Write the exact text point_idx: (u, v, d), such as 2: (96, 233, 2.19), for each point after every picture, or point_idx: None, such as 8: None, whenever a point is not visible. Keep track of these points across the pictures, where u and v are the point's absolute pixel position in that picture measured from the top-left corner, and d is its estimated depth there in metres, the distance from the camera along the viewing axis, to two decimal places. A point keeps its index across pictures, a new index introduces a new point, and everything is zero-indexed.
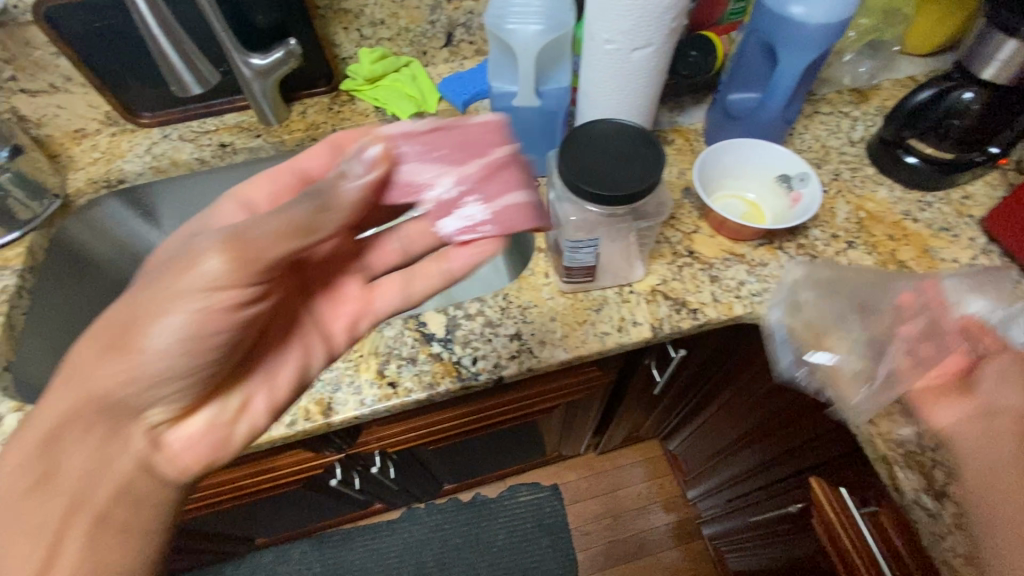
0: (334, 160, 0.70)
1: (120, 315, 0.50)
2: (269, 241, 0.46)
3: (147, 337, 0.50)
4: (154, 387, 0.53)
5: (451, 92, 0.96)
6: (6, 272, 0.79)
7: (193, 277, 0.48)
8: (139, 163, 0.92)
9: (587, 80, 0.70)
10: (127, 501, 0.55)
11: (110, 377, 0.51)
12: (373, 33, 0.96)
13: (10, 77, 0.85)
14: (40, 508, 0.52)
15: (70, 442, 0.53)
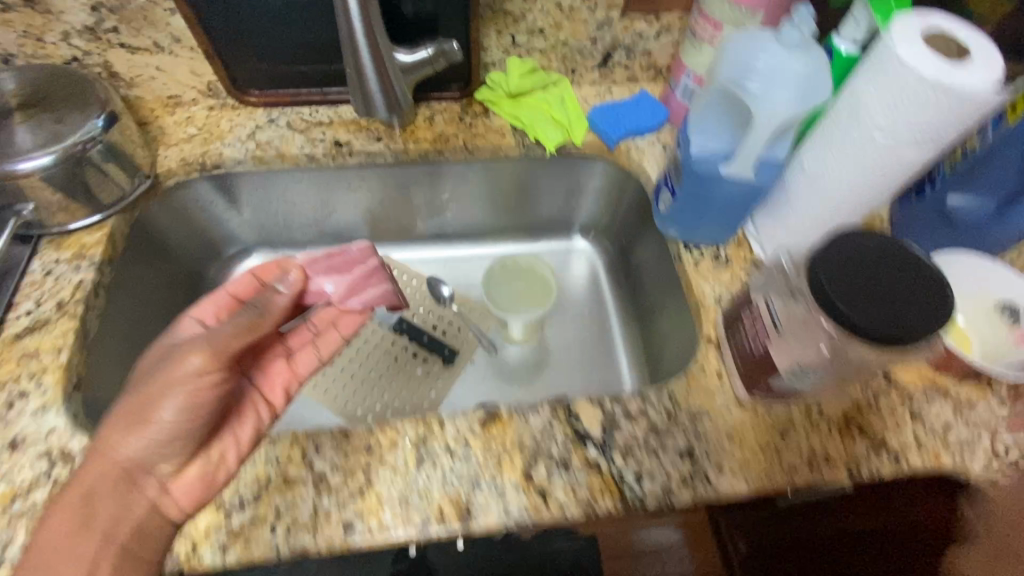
0: (257, 284, 0.64)
1: (126, 411, 0.48)
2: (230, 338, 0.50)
3: (150, 415, 0.47)
4: (161, 448, 0.50)
5: (604, 125, 0.84)
6: (83, 263, 0.68)
7: (179, 370, 0.47)
8: (240, 149, 0.80)
9: (813, 161, 0.59)
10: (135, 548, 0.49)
11: (139, 449, 0.49)
12: (527, 42, 0.83)
13: (112, 30, 0.73)
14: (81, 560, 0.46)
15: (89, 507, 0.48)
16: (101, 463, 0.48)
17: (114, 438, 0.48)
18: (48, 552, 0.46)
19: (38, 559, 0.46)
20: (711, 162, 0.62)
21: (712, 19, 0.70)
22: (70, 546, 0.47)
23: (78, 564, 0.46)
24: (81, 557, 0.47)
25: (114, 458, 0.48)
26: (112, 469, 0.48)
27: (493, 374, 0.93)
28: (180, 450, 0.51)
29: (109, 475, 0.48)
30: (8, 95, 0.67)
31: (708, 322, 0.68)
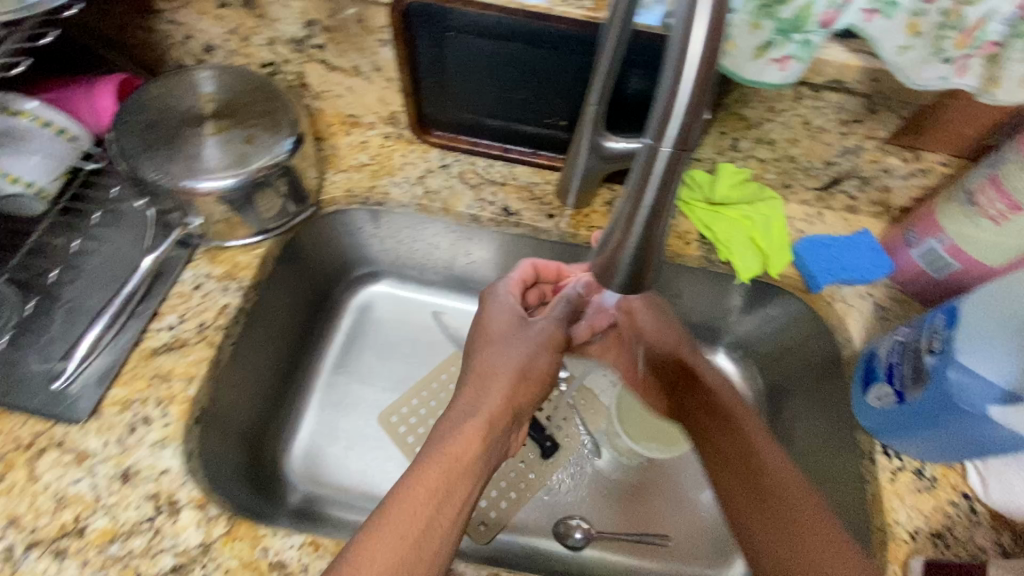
0: (531, 273, 0.69)
1: (513, 358, 0.61)
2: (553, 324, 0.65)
3: (528, 364, 0.61)
4: (520, 387, 0.59)
5: (815, 266, 0.70)
6: (232, 285, 0.65)
7: (537, 330, 0.64)
8: (407, 191, 0.74)
9: None
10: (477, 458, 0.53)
11: (507, 374, 0.59)
12: (749, 149, 0.70)
13: (319, 46, 0.68)
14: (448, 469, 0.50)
15: (450, 422, 0.55)
16: (501, 400, 0.57)
17: (500, 381, 0.59)
18: (459, 452, 0.51)
19: (438, 440, 0.53)
20: (976, 392, 0.50)
21: (1011, 197, 0.56)
22: (471, 449, 0.52)
23: (469, 478, 0.51)
24: (474, 465, 0.52)
25: (510, 391, 0.58)
26: (498, 391, 0.58)
27: (589, 486, 0.80)
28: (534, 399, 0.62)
29: (503, 400, 0.58)
30: (203, 97, 0.64)
31: (895, 563, 0.55)
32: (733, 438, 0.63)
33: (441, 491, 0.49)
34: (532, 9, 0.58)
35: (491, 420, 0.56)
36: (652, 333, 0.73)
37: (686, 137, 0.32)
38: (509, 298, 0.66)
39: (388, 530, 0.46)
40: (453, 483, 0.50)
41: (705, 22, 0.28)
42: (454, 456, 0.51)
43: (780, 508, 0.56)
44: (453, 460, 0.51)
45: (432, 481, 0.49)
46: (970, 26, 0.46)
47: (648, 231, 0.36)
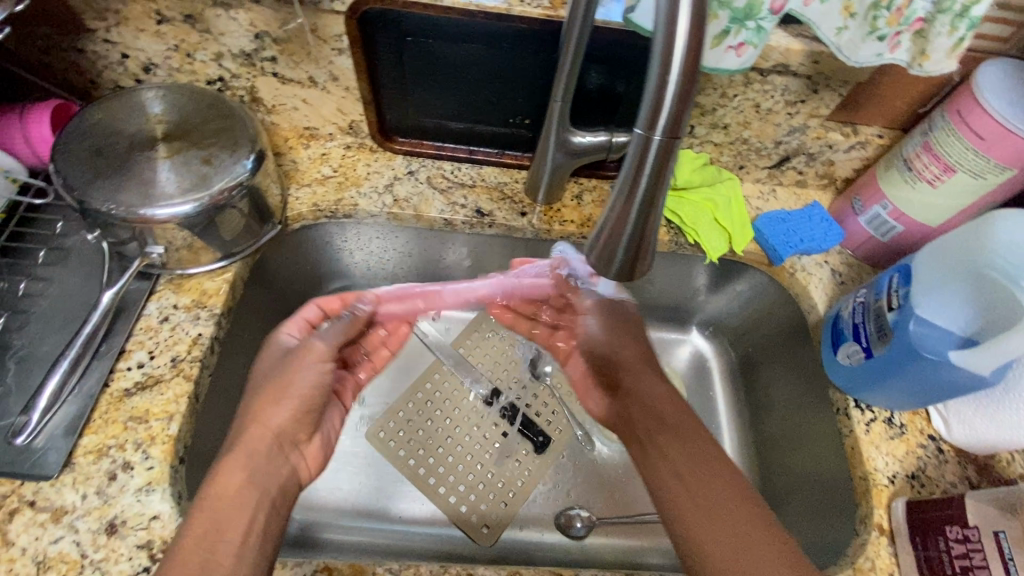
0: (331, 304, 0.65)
1: (310, 380, 0.56)
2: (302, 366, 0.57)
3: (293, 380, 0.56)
4: (271, 406, 0.54)
5: (775, 239, 0.73)
6: (203, 313, 0.62)
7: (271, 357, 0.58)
8: (376, 201, 0.73)
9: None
10: (258, 486, 0.48)
11: (283, 410, 0.54)
12: (705, 134, 0.73)
13: (269, 58, 0.66)
14: (239, 507, 0.46)
15: (234, 463, 0.49)
16: (254, 423, 0.52)
17: (277, 406, 0.54)
18: (235, 478, 0.48)
19: (216, 493, 0.47)
20: (935, 340, 0.54)
21: (943, 160, 0.61)
22: (252, 497, 0.48)
23: (250, 513, 0.46)
24: (256, 523, 0.46)
25: (287, 416, 0.54)
26: (265, 433, 0.52)
27: (585, 475, 0.81)
28: (311, 426, 0.56)
29: (271, 441, 0.52)
30: (150, 119, 0.61)
31: (880, 507, 0.60)
32: (660, 426, 0.56)
33: (210, 545, 0.43)
34: (491, 11, 0.58)
35: (252, 450, 0.50)
36: (600, 339, 0.66)
37: (676, 125, 0.34)
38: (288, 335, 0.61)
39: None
40: (243, 546, 0.44)
41: (692, 13, 0.30)
42: (240, 519, 0.46)
43: (724, 492, 0.50)
44: (232, 491, 0.47)
45: (198, 526, 0.44)
46: (900, 6, 0.49)
47: (640, 219, 0.38)
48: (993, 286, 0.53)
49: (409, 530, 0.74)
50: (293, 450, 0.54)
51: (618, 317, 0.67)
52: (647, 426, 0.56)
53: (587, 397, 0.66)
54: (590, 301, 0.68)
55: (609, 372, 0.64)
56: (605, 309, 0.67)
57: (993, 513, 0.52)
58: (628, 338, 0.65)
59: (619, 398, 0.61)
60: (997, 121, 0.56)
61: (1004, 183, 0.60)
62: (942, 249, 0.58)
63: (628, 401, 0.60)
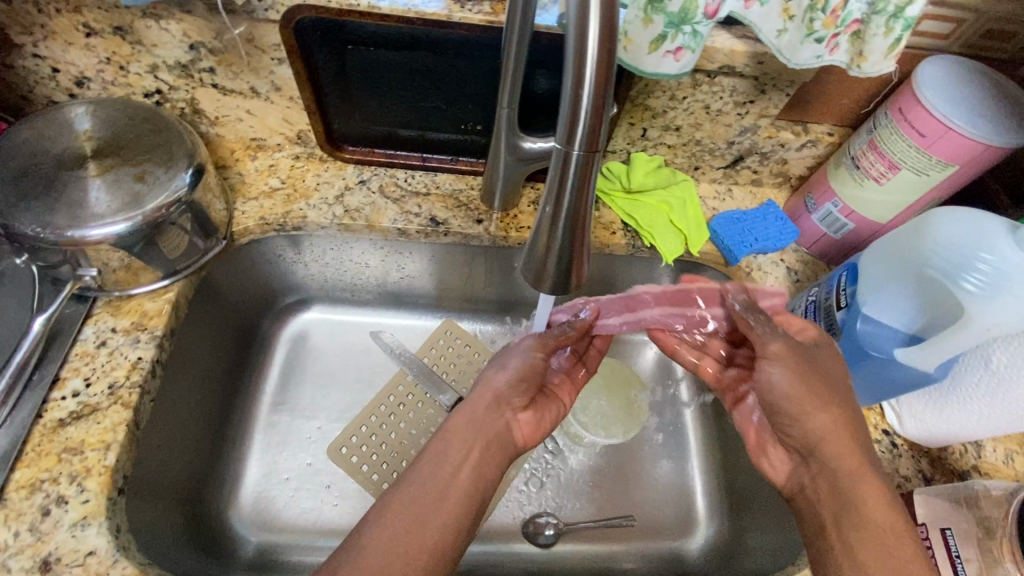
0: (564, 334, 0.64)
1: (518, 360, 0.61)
2: (513, 358, 0.62)
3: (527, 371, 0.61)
4: (507, 390, 0.59)
5: (730, 240, 0.73)
6: (143, 336, 0.60)
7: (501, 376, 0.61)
8: (327, 212, 0.71)
9: (973, 370, 0.55)
10: (465, 438, 0.55)
11: (506, 380, 0.60)
12: (658, 136, 0.73)
13: (208, 69, 0.64)
14: (438, 479, 0.51)
15: (446, 441, 0.54)
16: (480, 388, 0.59)
17: (497, 375, 0.61)
18: (444, 476, 0.51)
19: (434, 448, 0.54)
20: (881, 338, 0.54)
21: (887, 157, 0.62)
22: (466, 446, 0.54)
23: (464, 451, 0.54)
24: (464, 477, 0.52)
25: (498, 395, 0.59)
26: (484, 397, 0.58)
27: (554, 481, 0.79)
28: (524, 396, 0.60)
29: (490, 401, 0.58)
30: (80, 136, 0.58)
31: None
32: (839, 509, 0.49)
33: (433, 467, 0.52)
34: (431, 17, 0.57)
35: (471, 410, 0.57)
36: (786, 399, 0.53)
37: (594, 137, 0.33)
38: (521, 349, 0.63)
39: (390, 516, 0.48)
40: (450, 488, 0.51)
41: (598, 21, 0.29)
42: (455, 458, 0.53)
43: (877, 538, 0.46)
44: (437, 486, 0.51)
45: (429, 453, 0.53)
46: (835, 7, 0.49)
47: (570, 233, 0.37)
48: (932, 282, 0.53)
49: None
50: (511, 412, 0.59)
51: (813, 366, 0.53)
52: (830, 496, 0.50)
53: (765, 461, 0.58)
54: (777, 345, 0.54)
55: (792, 434, 0.54)
56: (799, 359, 0.53)
57: (945, 509, 0.52)
58: (806, 400, 0.52)
59: (812, 469, 0.52)
60: (936, 119, 0.56)
61: (947, 179, 0.60)
62: (887, 246, 0.58)
63: (819, 472, 0.52)
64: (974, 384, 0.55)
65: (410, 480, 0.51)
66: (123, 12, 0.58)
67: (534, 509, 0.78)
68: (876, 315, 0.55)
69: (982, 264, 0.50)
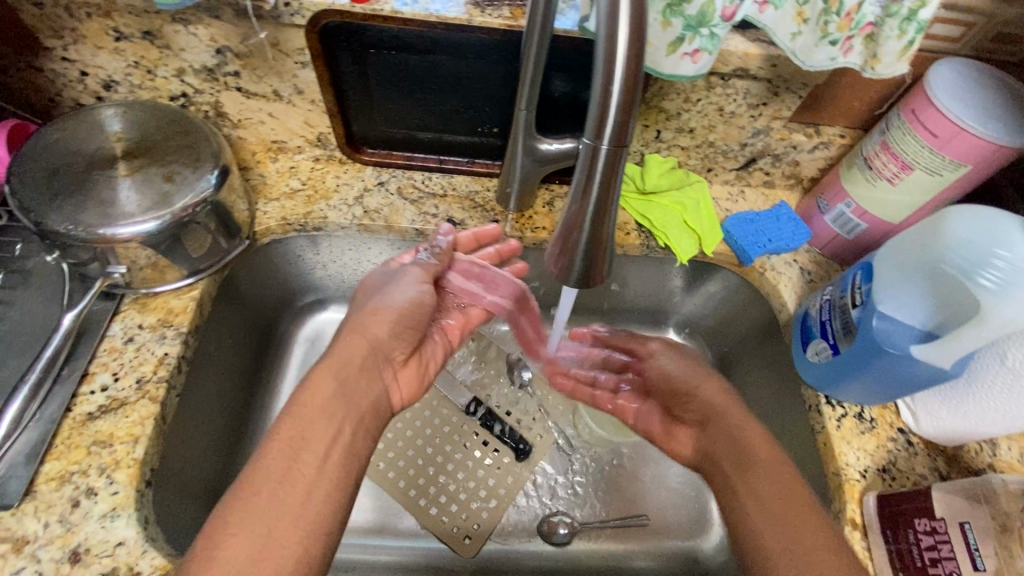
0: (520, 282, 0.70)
1: (399, 302, 0.60)
2: (399, 300, 0.60)
3: (405, 315, 0.59)
4: (395, 343, 0.58)
5: (744, 240, 0.74)
6: (168, 332, 0.61)
7: (398, 294, 0.60)
8: (347, 213, 0.72)
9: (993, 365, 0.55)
10: (342, 394, 0.52)
11: (386, 315, 0.58)
12: (672, 139, 0.74)
13: (233, 73, 0.66)
14: (309, 470, 0.47)
15: (342, 377, 0.53)
16: (352, 337, 0.56)
17: (376, 325, 0.58)
18: (291, 464, 0.47)
19: (294, 430, 0.49)
20: (896, 335, 0.55)
21: (900, 158, 0.62)
22: (334, 418, 0.50)
23: (330, 427, 0.50)
24: (337, 446, 0.49)
25: (393, 324, 0.58)
26: (365, 343, 0.56)
27: (570, 478, 0.80)
28: (407, 346, 0.60)
29: (366, 357, 0.56)
30: (110, 137, 0.60)
31: (853, 501, 0.61)
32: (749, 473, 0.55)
33: (294, 453, 0.47)
34: (452, 21, 0.59)
35: (343, 371, 0.54)
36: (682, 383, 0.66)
37: (621, 135, 0.35)
38: (403, 288, 0.61)
39: (242, 501, 0.44)
40: (321, 466, 0.48)
41: (627, 24, 0.31)
42: (315, 431, 0.49)
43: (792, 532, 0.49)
44: (298, 435, 0.48)
45: (286, 435, 0.48)
46: (850, 10, 0.50)
47: (594, 229, 0.39)
48: (949, 280, 0.54)
49: (374, 543, 0.74)
50: (383, 369, 0.57)
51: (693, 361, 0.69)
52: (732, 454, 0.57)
53: (675, 440, 0.65)
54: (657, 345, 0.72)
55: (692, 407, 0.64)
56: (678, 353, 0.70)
57: (962, 504, 0.52)
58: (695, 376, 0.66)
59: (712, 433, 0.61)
60: (949, 119, 0.57)
61: (959, 179, 0.61)
62: (902, 244, 0.59)
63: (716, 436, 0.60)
64: (993, 379, 0.55)
65: (261, 465, 0.46)
66: (153, 17, 0.60)
67: (550, 510, 0.78)
68: (891, 315, 0.55)
69: (998, 262, 0.51)
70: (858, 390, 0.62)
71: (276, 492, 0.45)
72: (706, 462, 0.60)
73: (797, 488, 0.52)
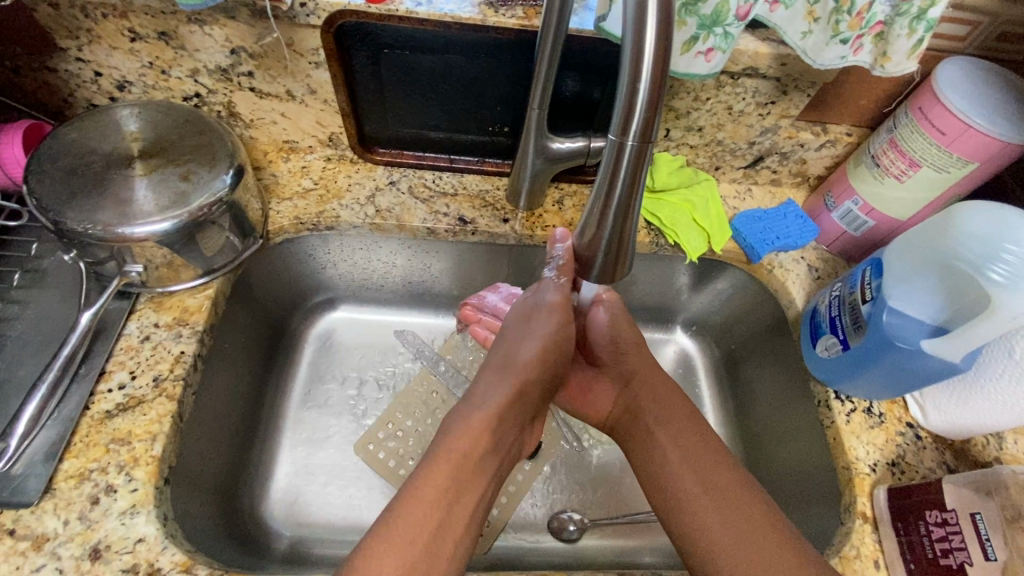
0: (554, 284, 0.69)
1: (532, 348, 0.57)
2: (534, 338, 0.58)
3: (548, 355, 0.57)
4: (531, 386, 0.57)
5: (751, 238, 0.75)
6: (184, 331, 0.62)
7: (537, 335, 0.58)
8: (359, 212, 0.73)
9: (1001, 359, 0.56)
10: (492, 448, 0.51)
11: (532, 354, 0.57)
12: (681, 137, 0.75)
13: (247, 73, 0.66)
14: (459, 507, 0.47)
15: (496, 425, 0.52)
16: (510, 390, 0.54)
17: (514, 367, 0.56)
18: (438, 501, 0.46)
19: (452, 475, 0.48)
20: (907, 330, 0.56)
21: (908, 156, 0.63)
22: (477, 472, 0.49)
23: (476, 483, 0.49)
24: (477, 494, 0.49)
25: (539, 369, 0.56)
26: (510, 385, 0.55)
27: (579, 475, 0.81)
28: (544, 389, 0.58)
29: (515, 410, 0.54)
30: (126, 137, 0.60)
31: (863, 495, 0.61)
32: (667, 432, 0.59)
33: (445, 500, 0.46)
34: (466, 21, 0.59)
35: (501, 424, 0.52)
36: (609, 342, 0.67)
37: (646, 133, 0.36)
38: (540, 322, 0.59)
39: (394, 534, 0.44)
40: (469, 519, 0.47)
41: (653, 23, 0.32)
42: (466, 486, 0.48)
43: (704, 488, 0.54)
44: (458, 460, 0.48)
45: (434, 486, 0.47)
46: (860, 9, 0.50)
47: (617, 225, 0.40)
48: (959, 275, 0.55)
49: None
50: (522, 425, 0.56)
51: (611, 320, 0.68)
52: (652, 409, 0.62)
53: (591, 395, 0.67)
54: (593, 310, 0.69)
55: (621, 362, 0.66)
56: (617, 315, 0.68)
57: (972, 496, 0.53)
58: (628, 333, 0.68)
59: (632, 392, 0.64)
60: (956, 116, 0.58)
61: (965, 176, 0.62)
62: (912, 240, 0.60)
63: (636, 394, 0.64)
64: (1001, 373, 0.56)
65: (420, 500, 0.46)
66: (169, 18, 0.60)
67: (559, 507, 0.78)
68: (902, 310, 0.56)
69: (1007, 257, 0.52)
70: (867, 383, 0.63)
71: (416, 529, 0.44)
72: (626, 417, 0.63)
73: (712, 443, 0.58)
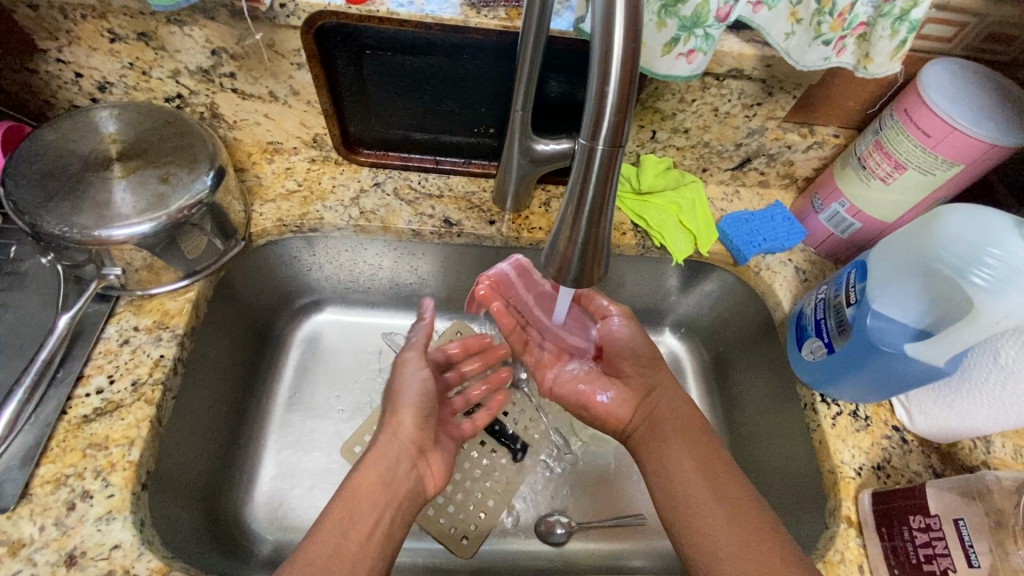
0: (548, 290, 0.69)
1: (415, 387, 0.64)
2: (416, 379, 0.65)
3: (426, 394, 0.64)
4: (422, 426, 0.63)
5: (738, 240, 0.74)
6: (165, 334, 0.61)
7: (416, 378, 0.65)
8: (343, 214, 0.72)
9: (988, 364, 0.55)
10: (387, 482, 0.57)
11: (415, 392, 0.64)
12: (667, 139, 0.74)
13: (228, 74, 0.66)
14: (363, 525, 0.54)
15: (384, 458, 0.59)
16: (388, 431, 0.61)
17: (399, 412, 0.62)
18: (345, 524, 0.53)
19: (346, 502, 0.54)
20: (890, 333, 0.55)
21: (894, 157, 0.63)
22: (371, 500, 0.55)
23: (377, 510, 0.55)
24: (382, 518, 0.55)
25: (418, 410, 0.63)
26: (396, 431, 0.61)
27: (566, 478, 0.80)
28: (430, 429, 0.64)
29: (399, 451, 0.60)
30: (105, 139, 0.60)
31: (848, 499, 0.61)
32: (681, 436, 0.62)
33: (346, 522, 0.53)
34: (448, 22, 0.59)
35: (389, 463, 0.59)
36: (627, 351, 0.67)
37: (617, 135, 0.35)
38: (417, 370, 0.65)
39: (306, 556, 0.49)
40: (365, 541, 0.52)
41: (621, 23, 0.32)
42: (365, 509, 0.55)
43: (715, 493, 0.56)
44: (358, 490, 0.56)
45: (338, 512, 0.54)
46: (842, 10, 0.50)
47: (591, 229, 0.39)
48: (942, 278, 0.55)
49: None
50: (421, 459, 0.62)
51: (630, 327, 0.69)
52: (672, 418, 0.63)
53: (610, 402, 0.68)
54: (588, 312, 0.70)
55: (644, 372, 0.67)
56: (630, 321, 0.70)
57: (956, 501, 0.52)
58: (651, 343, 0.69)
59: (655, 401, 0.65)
60: (940, 118, 0.57)
61: (950, 178, 0.62)
62: (896, 243, 0.59)
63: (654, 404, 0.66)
64: (987, 378, 0.55)
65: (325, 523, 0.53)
66: (149, 18, 0.60)
67: (547, 509, 0.78)
68: (884, 313, 0.56)
69: (990, 259, 0.52)
70: (854, 389, 0.62)
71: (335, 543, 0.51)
72: (646, 426, 0.65)
73: None
